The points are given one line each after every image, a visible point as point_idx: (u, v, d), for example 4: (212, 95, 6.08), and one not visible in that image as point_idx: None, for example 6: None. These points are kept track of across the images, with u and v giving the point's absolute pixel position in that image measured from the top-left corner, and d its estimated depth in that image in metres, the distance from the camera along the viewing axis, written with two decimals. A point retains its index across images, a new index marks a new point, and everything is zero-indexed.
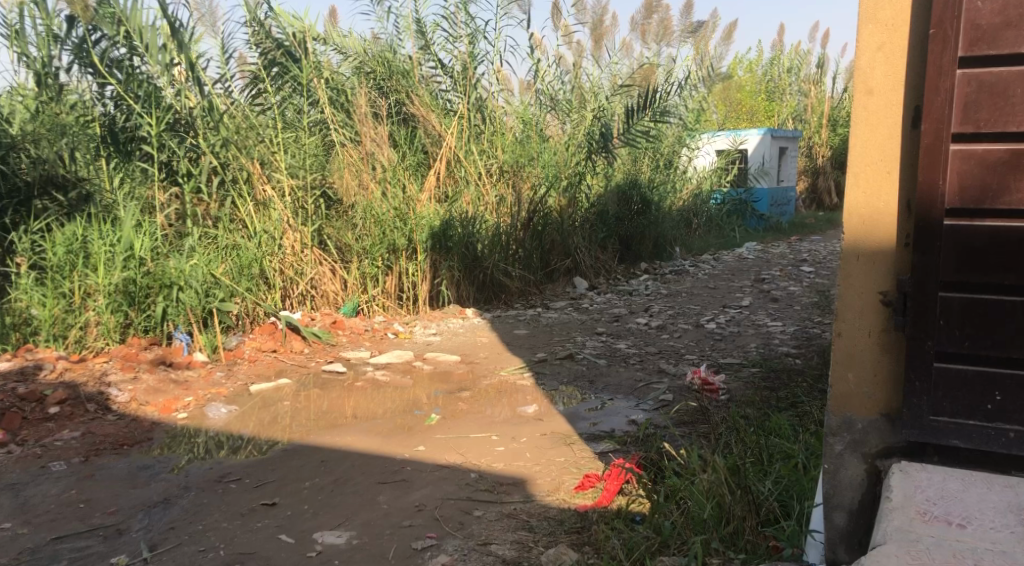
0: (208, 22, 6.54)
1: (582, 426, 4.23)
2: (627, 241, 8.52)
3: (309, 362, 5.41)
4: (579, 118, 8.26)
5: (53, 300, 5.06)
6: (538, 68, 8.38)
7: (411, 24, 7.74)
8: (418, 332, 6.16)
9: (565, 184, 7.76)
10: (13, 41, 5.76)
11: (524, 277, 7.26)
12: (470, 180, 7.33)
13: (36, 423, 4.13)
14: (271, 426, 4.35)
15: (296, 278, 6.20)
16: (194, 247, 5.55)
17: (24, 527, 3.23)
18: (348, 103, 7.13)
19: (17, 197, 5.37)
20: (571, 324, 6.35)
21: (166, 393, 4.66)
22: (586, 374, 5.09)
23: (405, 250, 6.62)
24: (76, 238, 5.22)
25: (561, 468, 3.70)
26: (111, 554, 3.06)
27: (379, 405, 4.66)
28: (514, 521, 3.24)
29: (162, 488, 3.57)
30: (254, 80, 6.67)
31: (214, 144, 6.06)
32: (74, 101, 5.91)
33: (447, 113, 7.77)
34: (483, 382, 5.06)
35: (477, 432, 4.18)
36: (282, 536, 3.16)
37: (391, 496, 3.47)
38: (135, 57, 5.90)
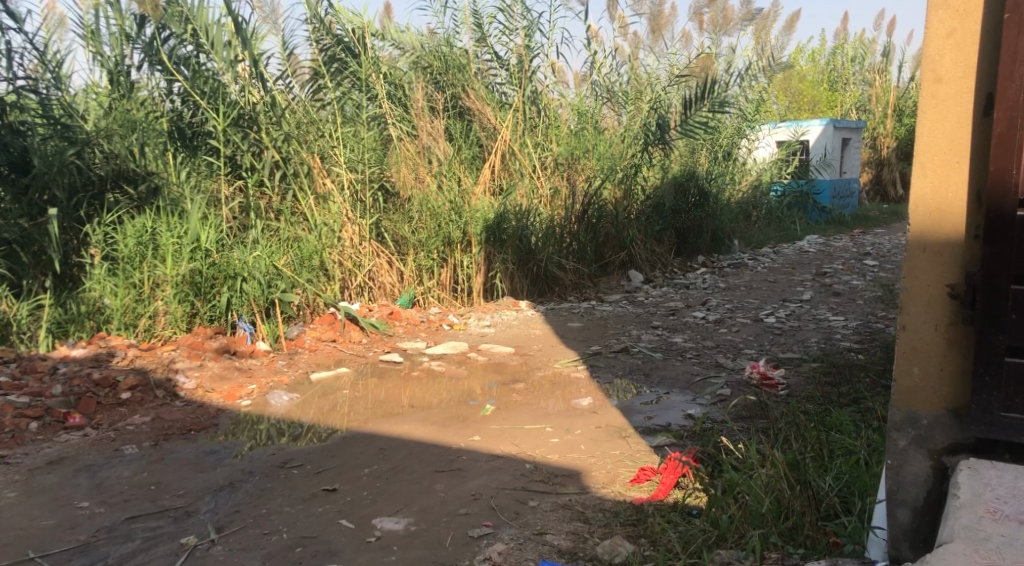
0: (271, 20, 6.67)
1: (637, 419, 4.23)
2: (683, 234, 8.47)
3: (367, 352, 5.50)
4: (635, 110, 8.21)
5: (124, 290, 5.21)
6: (594, 60, 8.34)
7: (467, 18, 7.78)
8: (472, 324, 6.21)
9: (621, 176, 7.72)
10: (88, 41, 5.96)
11: (579, 270, 7.23)
12: (524, 173, 7.39)
13: (109, 407, 4.28)
14: (330, 414, 4.44)
15: (355, 270, 6.28)
16: (258, 239, 5.71)
17: (100, 506, 3.37)
18: (405, 98, 7.23)
19: (92, 189, 5.52)
20: (626, 317, 6.32)
21: (231, 380, 4.79)
22: (641, 367, 5.08)
23: (460, 243, 6.69)
24: (146, 230, 5.35)
25: (617, 461, 3.70)
26: (181, 534, 3.18)
27: (435, 394, 4.72)
28: (570, 512, 3.26)
29: (228, 472, 3.68)
30: (315, 77, 6.73)
31: (277, 139, 6.23)
32: (144, 97, 6.09)
33: (502, 106, 7.82)
34: (538, 374, 5.08)
35: (532, 423, 4.20)
36: (343, 521, 3.23)
37: (447, 484, 3.51)
38: (201, 54, 6.07)
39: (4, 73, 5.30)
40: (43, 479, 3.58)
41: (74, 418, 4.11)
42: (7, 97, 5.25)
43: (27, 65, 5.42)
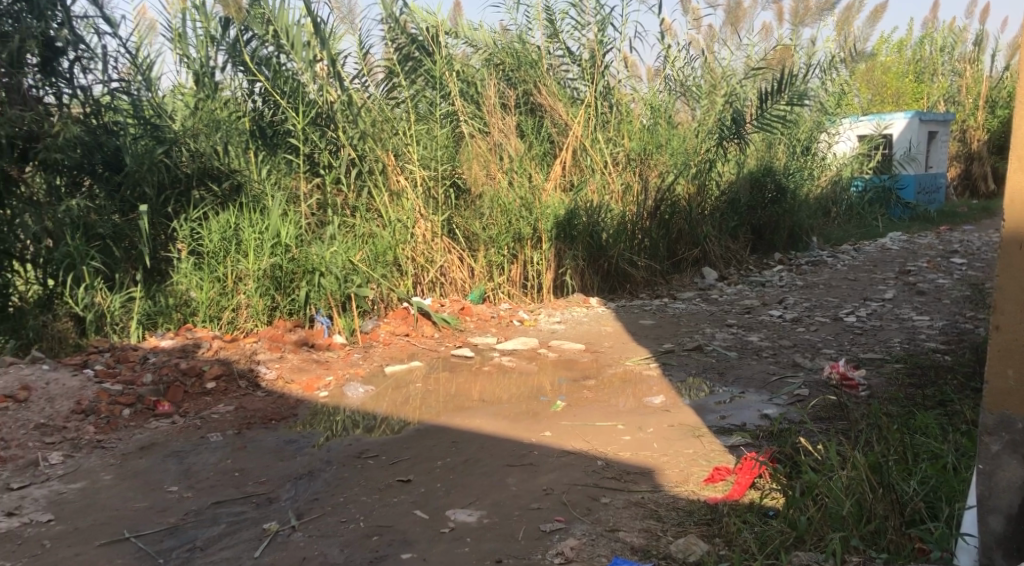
0: (348, 20, 6.80)
1: (711, 418, 4.17)
2: (759, 230, 8.38)
3: (440, 347, 5.57)
4: (710, 104, 8.09)
5: (210, 284, 5.41)
6: (668, 54, 8.23)
7: (540, 14, 7.78)
8: (542, 320, 6.22)
9: (695, 171, 7.62)
10: (175, 44, 6.19)
11: (650, 267, 7.18)
12: (596, 169, 7.37)
13: (196, 396, 4.44)
14: (403, 406, 4.52)
15: (427, 266, 6.35)
16: (335, 235, 5.83)
17: (188, 491, 3.50)
18: (477, 95, 7.28)
19: (180, 186, 5.72)
20: (700, 315, 6.24)
21: (309, 371, 4.92)
22: (715, 366, 5.01)
23: (530, 240, 6.71)
24: (230, 226, 5.51)
25: (690, 460, 3.66)
26: (263, 520, 3.28)
27: (505, 390, 4.74)
28: (642, 509, 3.24)
29: (307, 461, 3.78)
30: (389, 75, 6.87)
31: (352, 137, 6.33)
32: (227, 97, 6.28)
33: (574, 102, 7.81)
34: (608, 371, 5.06)
35: (603, 421, 4.18)
36: (417, 512, 3.29)
37: (519, 479, 3.54)
38: (281, 55, 6.22)
39: (100, 76, 5.53)
40: (135, 464, 3.74)
41: (163, 406, 4.28)
42: (102, 99, 5.47)
43: (121, 69, 5.65)
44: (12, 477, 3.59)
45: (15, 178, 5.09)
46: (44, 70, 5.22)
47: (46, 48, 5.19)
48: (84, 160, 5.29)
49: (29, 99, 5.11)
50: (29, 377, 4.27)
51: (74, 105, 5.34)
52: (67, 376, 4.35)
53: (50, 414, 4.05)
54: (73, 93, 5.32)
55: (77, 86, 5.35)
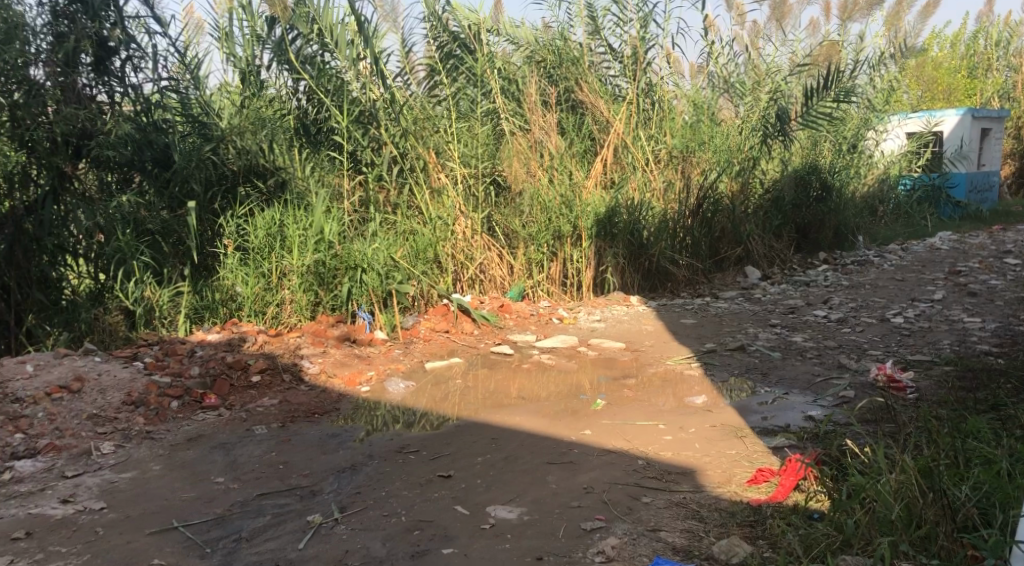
0: (391, 18, 6.85)
1: (754, 419, 4.12)
2: (804, 229, 8.25)
3: (480, 344, 5.59)
4: (754, 100, 7.98)
5: (255, 279, 5.48)
6: (711, 50, 8.14)
7: (581, 11, 7.76)
8: (582, 318, 6.20)
9: (738, 168, 7.52)
10: (222, 43, 6.29)
11: (692, 265, 7.13)
12: (637, 166, 7.33)
13: (241, 390, 4.51)
14: (443, 402, 4.54)
15: (467, 263, 6.37)
16: (376, 232, 5.87)
17: (234, 483, 3.56)
18: (518, 92, 7.29)
19: (226, 183, 5.82)
20: (743, 314, 6.17)
21: (352, 366, 4.97)
22: (758, 366, 4.95)
23: (570, 237, 6.71)
24: (275, 222, 5.57)
25: (733, 461, 3.62)
26: (307, 512, 3.32)
27: (545, 387, 4.74)
28: (684, 510, 3.22)
29: (350, 455, 3.82)
30: (430, 73, 6.90)
31: (395, 135, 6.42)
32: (272, 95, 6.38)
33: (616, 99, 7.78)
34: (649, 370, 5.03)
35: (644, 420, 4.16)
36: (458, 507, 3.30)
37: (559, 476, 3.53)
38: (326, 53, 6.28)
39: (150, 74, 5.65)
40: (184, 455, 3.81)
41: (210, 399, 4.35)
42: (152, 97, 5.58)
43: (170, 68, 5.75)
44: (66, 466, 3.68)
45: (68, 174, 5.23)
46: (96, 69, 5.35)
47: (100, 48, 5.34)
48: (135, 157, 5.39)
49: (82, 97, 5.25)
50: (82, 368, 4.37)
51: (125, 103, 5.47)
52: (119, 368, 4.45)
53: (102, 405, 4.14)
54: (124, 90, 5.45)
55: (129, 84, 5.47)
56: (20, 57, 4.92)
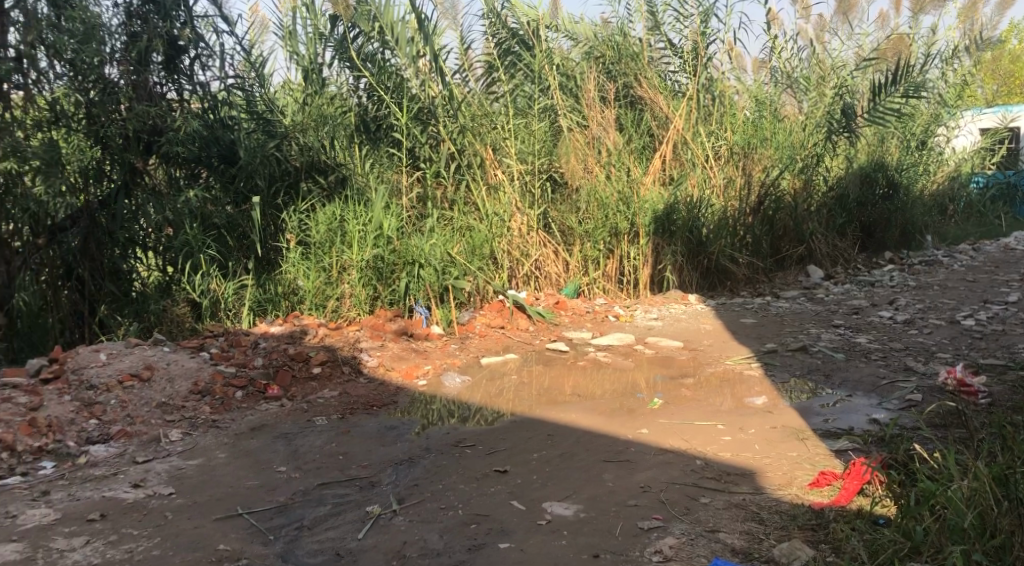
0: (450, 15, 6.88)
1: (816, 421, 4.04)
2: (868, 228, 8.03)
3: (534, 340, 5.59)
4: (818, 96, 7.79)
5: (316, 273, 5.53)
6: (774, 45, 7.98)
7: (641, 6, 7.68)
8: (639, 316, 6.16)
9: (801, 165, 7.35)
10: (286, 41, 6.40)
11: (753, 264, 7.02)
12: (697, 163, 7.24)
13: (302, 381, 4.58)
14: (498, 398, 4.55)
15: (522, 259, 6.38)
16: (433, 227, 5.92)
17: (296, 472, 3.62)
18: (577, 88, 7.26)
19: (288, 179, 5.90)
20: (804, 314, 6.05)
21: (409, 360, 5.02)
22: (820, 368, 4.84)
23: (627, 234, 6.66)
24: (335, 218, 5.67)
25: (794, 463, 3.55)
26: (366, 502, 3.37)
27: (601, 385, 4.72)
28: (743, 511, 3.18)
29: (407, 448, 3.86)
30: (488, 70, 6.93)
31: (452, 131, 6.47)
32: (333, 93, 6.42)
33: (675, 95, 7.70)
34: (707, 370, 4.96)
35: (703, 420, 4.10)
36: (515, 502, 3.31)
37: (616, 475, 3.51)
38: (386, 51, 6.37)
39: (217, 72, 5.79)
40: (247, 443, 3.90)
41: (273, 390, 4.44)
42: (219, 94, 5.73)
43: (236, 66, 5.88)
44: (137, 452, 3.80)
45: (139, 169, 5.46)
46: (167, 68, 5.50)
47: (171, 47, 5.48)
48: (202, 153, 5.54)
49: (154, 95, 5.42)
50: (152, 357, 4.48)
51: (194, 100, 5.62)
52: (186, 358, 4.56)
53: (170, 394, 4.25)
54: (193, 89, 5.60)
55: (197, 82, 5.62)
56: (97, 56, 5.10)
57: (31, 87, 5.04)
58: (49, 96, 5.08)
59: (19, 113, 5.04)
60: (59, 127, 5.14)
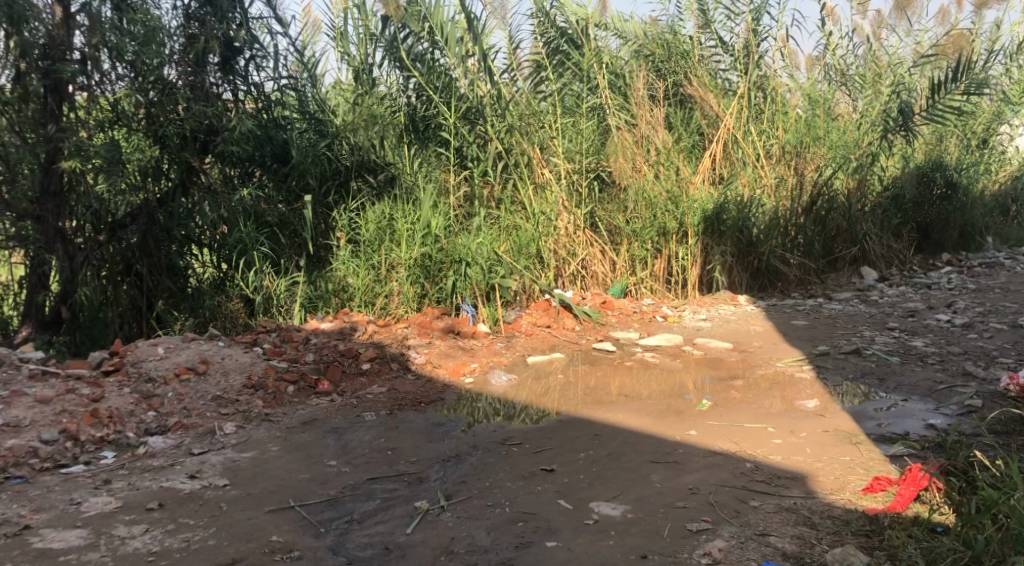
0: (499, 15, 6.89)
1: (870, 426, 3.96)
2: (925, 228, 7.84)
3: (581, 340, 5.57)
4: (874, 94, 7.62)
5: (365, 271, 5.59)
6: (829, 41, 7.83)
7: (692, 4, 7.62)
8: (687, 317, 6.10)
9: (855, 165, 7.20)
10: (337, 42, 6.49)
11: (805, 265, 6.85)
12: (747, 162, 7.16)
13: (352, 376, 4.64)
14: (543, 396, 4.55)
15: (569, 258, 6.36)
16: (481, 226, 5.94)
17: (346, 466, 3.67)
18: (626, 87, 7.22)
19: (339, 178, 6.00)
20: (858, 317, 5.93)
21: (456, 357, 5.04)
22: (875, 371, 4.74)
23: (676, 234, 6.59)
24: (384, 217, 5.71)
25: (847, 467, 3.49)
26: (414, 498, 3.40)
27: (648, 386, 4.69)
28: (794, 515, 3.13)
29: (454, 445, 3.88)
30: (537, 69, 6.90)
31: (500, 131, 6.48)
32: (383, 92, 6.41)
33: (726, 93, 7.61)
34: (757, 372, 4.90)
35: (752, 422, 4.05)
36: (562, 501, 3.31)
37: (664, 476, 3.48)
38: (436, 51, 6.40)
39: (272, 73, 5.89)
40: (299, 437, 3.96)
41: (324, 385, 4.51)
42: (272, 94, 5.84)
43: (290, 66, 5.98)
44: (192, 444, 3.89)
45: (196, 169, 5.57)
46: (223, 69, 5.61)
47: (227, 48, 5.59)
48: (256, 152, 5.65)
49: (210, 96, 5.52)
50: (208, 351, 4.58)
51: (248, 100, 5.72)
52: (240, 352, 4.64)
53: (225, 387, 4.34)
54: (248, 89, 5.71)
55: (252, 83, 5.74)
56: (157, 58, 5.21)
57: (94, 88, 5.18)
58: (111, 97, 5.20)
59: (82, 114, 5.19)
60: (120, 126, 5.25)
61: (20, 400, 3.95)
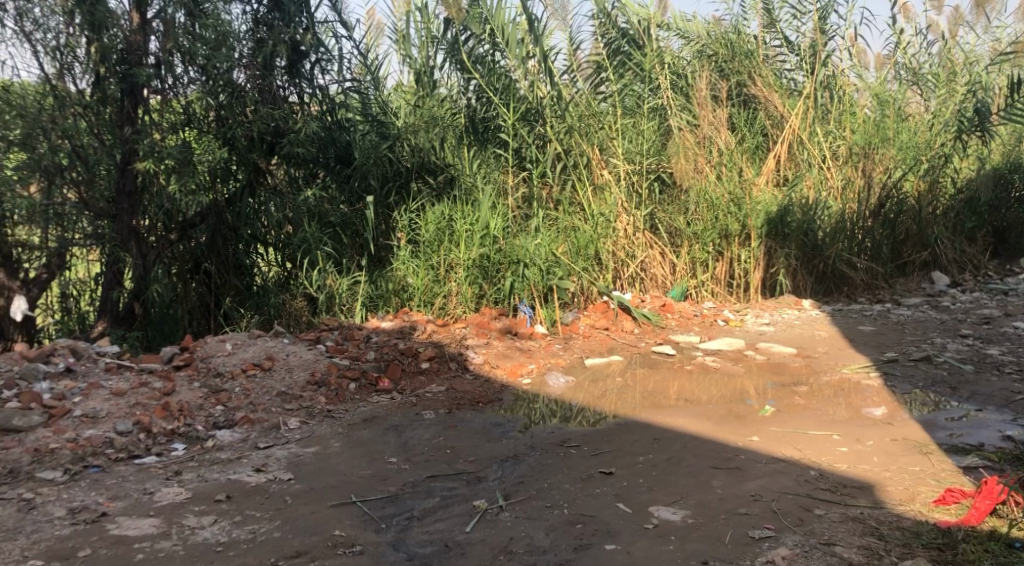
0: (560, 16, 6.89)
1: (941, 435, 3.84)
2: (1002, 233, 7.53)
3: (640, 342, 5.53)
4: (948, 93, 7.38)
5: (425, 271, 5.63)
6: (900, 40, 7.62)
7: (756, 3, 7.50)
8: (749, 321, 5.99)
9: (927, 167, 6.96)
10: (399, 45, 6.56)
11: (872, 268, 6.64)
12: (813, 163, 7.04)
13: (411, 375, 4.68)
14: (601, 399, 4.53)
15: (628, 260, 6.32)
16: (539, 227, 5.94)
17: (406, 463, 3.71)
18: (688, 87, 7.15)
19: (400, 179, 6.03)
20: (929, 323, 5.76)
21: (513, 358, 5.04)
22: (947, 380, 4.58)
23: (739, 236, 6.49)
24: (444, 218, 5.76)
25: (917, 478, 3.38)
26: (473, 497, 3.41)
27: (707, 390, 4.62)
28: (861, 525, 3.06)
29: (513, 445, 3.89)
30: (597, 70, 6.90)
31: (559, 132, 6.49)
32: (443, 94, 6.55)
33: (791, 94, 7.47)
34: (822, 378, 4.78)
35: (817, 429, 3.96)
36: (621, 504, 3.29)
37: (725, 482, 3.43)
38: (497, 52, 6.42)
39: (336, 76, 5.98)
40: (360, 434, 4.01)
41: (384, 383, 4.56)
42: (337, 97, 5.95)
43: (353, 69, 6.08)
44: (258, 438, 3.98)
45: (263, 169, 5.73)
46: (289, 72, 5.73)
47: (293, 52, 5.71)
48: (320, 154, 5.82)
49: (278, 98, 5.66)
50: (273, 348, 4.67)
51: (313, 103, 5.85)
52: (304, 349, 4.73)
53: (289, 383, 4.42)
54: (313, 92, 5.83)
55: (317, 86, 5.85)
56: (227, 62, 5.34)
57: (167, 91, 5.35)
58: (183, 101, 5.39)
59: (157, 116, 5.38)
60: (192, 128, 5.42)
61: (98, 392, 4.09)
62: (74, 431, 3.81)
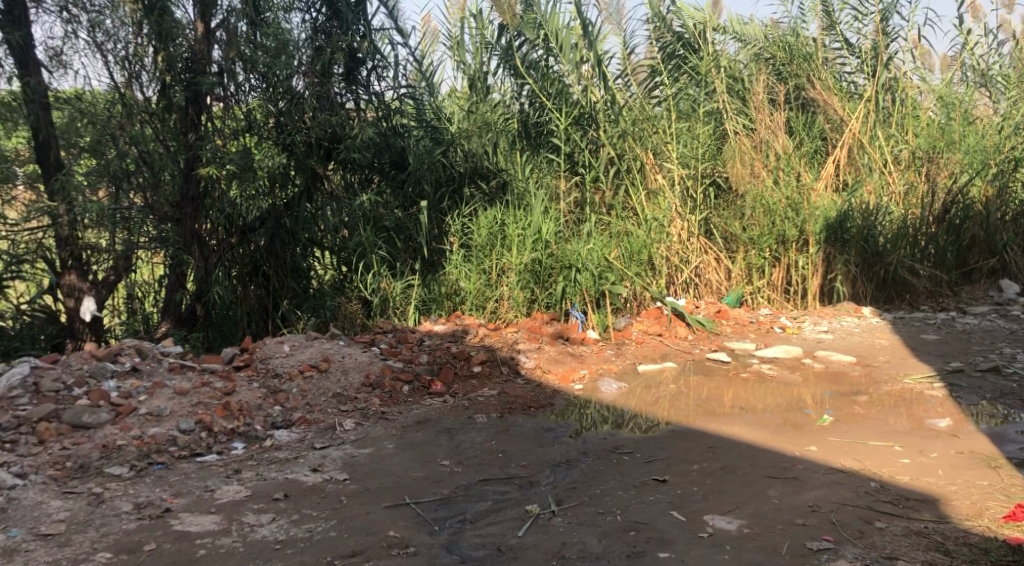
0: (615, 20, 6.86)
1: (1010, 449, 3.71)
2: None
3: (694, 349, 5.46)
4: (1019, 94, 7.13)
5: (477, 275, 5.66)
6: (966, 40, 7.41)
7: (816, 5, 7.36)
8: (807, 328, 5.88)
9: (994, 171, 6.73)
10: (453, 51, 6.61)
11: (935, 275, 6.45)
12: (874, 167, 6.88)
13: (463, 378, 4.71)
14: (653, 405, 4.50)
15: (682, 266, 6.25)
16: (591, 232, 5.90)
17: (459, 466, 3.73)
18: (744, 91, 7.07)
19: (453, 184, 6.07)
20: (996, 333, 5.57)
21: (565, 363, 5.03)
22: (1016, 392, 4.43)
23: (796, 242, 6.35)
24: (496, 222, 5.77)
25: (984, 492, 3.28)
26: (525, 501, 3.41)
27: (763, 399, 4.54)
28: (925, 540, 2.98)
29: (565, 450, 3.88)
30: (652, 74, 6.87)
31: (613, 136, 6.41)
32: (496, 100, 6.62)
33: (851, 97, 7.34)
34: (883, 387, 4.66)
35: (877, 440, 3.87)
36: (675, 512, 3.25)
37: (782, 491, 3.37)
38: (550, 57, 6.41)
39: (391, 82, 6.06)
40: (413, 436, 4.05)
41: (437, 386, 4.60)
42: (392, 103, 6.02)
43: (409, 75, 6.15)
44: (315, 438, 4.04)
45: (320, 175, 5.80)
46: (347, 79, 5.83)
47: (350, 59, 5.83)
48: (375, 159, 5.88)
49: (335, 105, 5.74)
50: (329, 350, 4.74)
51: (369, 109, 5.93)
52: (359, 352, 4.79)
53: (345, 385, 4.48)
54: (369, 98, 5.92)
55: (373, 92, 5.94)
56: (286, 70, 5.42)
57: (229, 99, 5.48)
58: (244, 107, 5.51)
59: (219, 123, 5.50)
60: (252, 135, 5.52)
61: (161, 391, 4.20)
62: (139, 429, 3.92)
